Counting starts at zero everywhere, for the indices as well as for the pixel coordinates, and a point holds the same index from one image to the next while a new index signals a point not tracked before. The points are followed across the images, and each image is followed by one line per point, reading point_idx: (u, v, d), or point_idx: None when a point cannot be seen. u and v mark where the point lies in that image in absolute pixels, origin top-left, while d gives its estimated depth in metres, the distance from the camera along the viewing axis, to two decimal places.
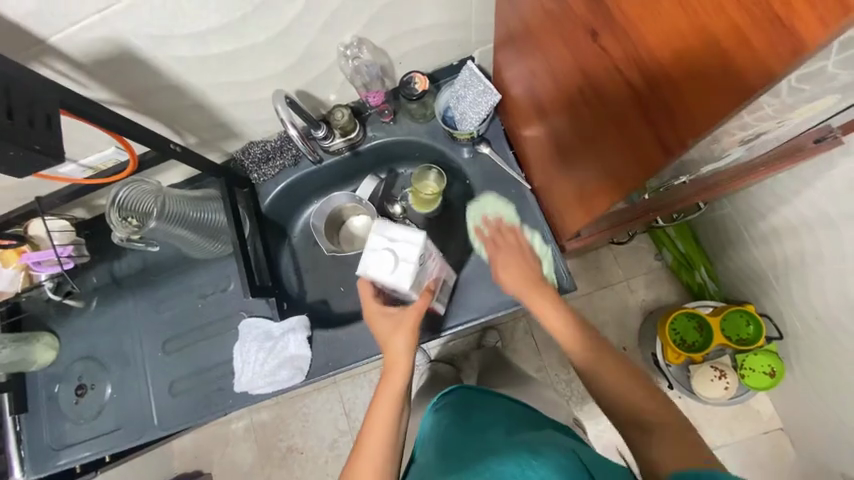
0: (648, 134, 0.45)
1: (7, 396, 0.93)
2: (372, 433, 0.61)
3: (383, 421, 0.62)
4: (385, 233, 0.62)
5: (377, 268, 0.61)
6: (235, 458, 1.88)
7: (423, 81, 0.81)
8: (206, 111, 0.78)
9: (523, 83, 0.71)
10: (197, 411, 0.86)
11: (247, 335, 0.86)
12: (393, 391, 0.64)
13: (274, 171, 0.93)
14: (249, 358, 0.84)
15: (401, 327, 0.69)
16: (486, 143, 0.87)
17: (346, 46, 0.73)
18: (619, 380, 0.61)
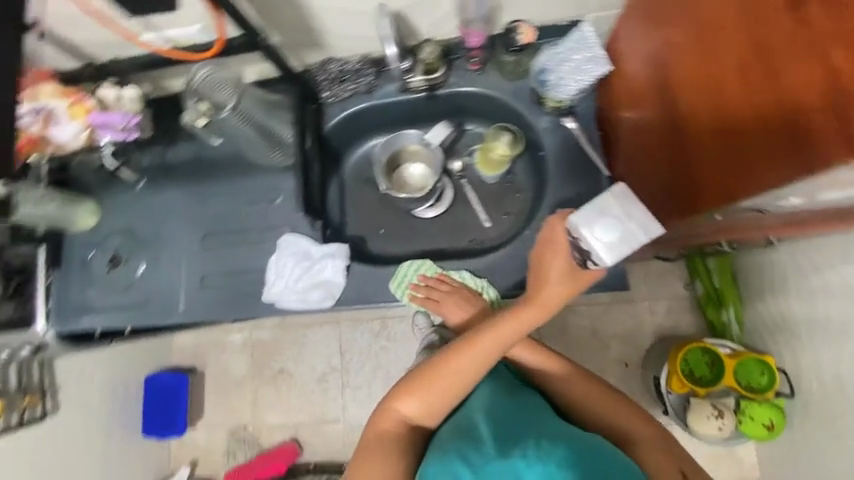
0: (833, 126, 0.41)
1: (46, 248, 0.97)
2: (458, 364, 0.70)
3: (482, 355, 0.70)
4: (625, 202, 0.58)
5: (595, 229, 0.59)
6: (229, 366, 1.96)
7: (529, 32, 0.74)
8: (299, 9, 0.74)
9: (641, 57, 0.65)
10: (222, 310, 0.88)
11: (284, 249, 0.87)
12: (509, 336, 0.70)
13: (345, 93, 0.88)
14: (283, 271, 0.86)
15: (569, 280, 0.69)
16: (573, 118, 0.80)
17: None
18: (630, 416, 0.71)
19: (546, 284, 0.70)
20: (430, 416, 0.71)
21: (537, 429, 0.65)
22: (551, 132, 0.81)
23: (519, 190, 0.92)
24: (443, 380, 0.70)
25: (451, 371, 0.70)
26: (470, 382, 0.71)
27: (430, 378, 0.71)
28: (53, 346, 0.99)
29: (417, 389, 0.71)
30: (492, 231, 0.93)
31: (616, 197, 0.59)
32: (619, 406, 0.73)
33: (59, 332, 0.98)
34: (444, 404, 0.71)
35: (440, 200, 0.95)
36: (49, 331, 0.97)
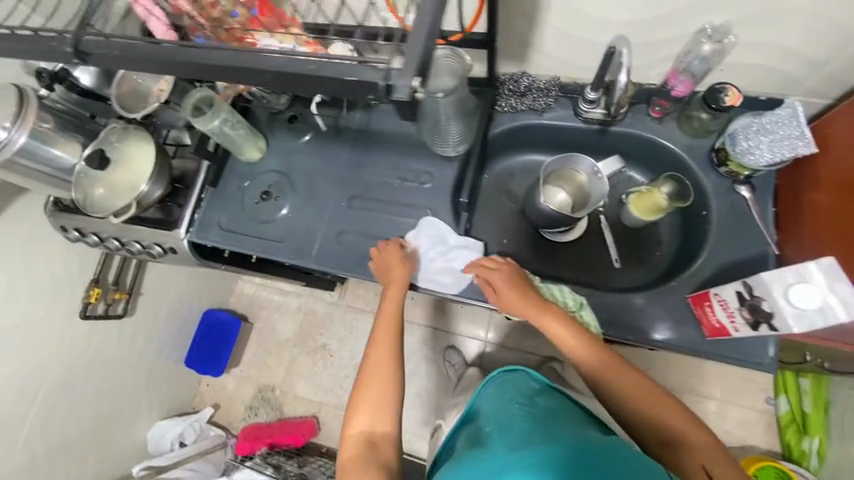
0: None
1: (210, 167, 1.05)
2: (379, 352, 0.79)
3: (385, 339, 0.80)
4: (831, 276, 0.54)
5: (792, 293, 0.55)
6: (276, 326, 2.02)
7: (735, 96, 0.75)
8: (531, 26, 0.78)
9: None
10: (348, 266, 0.94)
11: (421, 233, 0.92)
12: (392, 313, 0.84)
13: (519, 107, 0.93)
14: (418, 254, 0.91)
15: (388, 259, 0.88)
16: (749, 187, 0.80)
17: (713, 26, 0.69)
18: (683, 422, 0.66)
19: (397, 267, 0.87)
20: (384, 421, 0.74)
21: (551, 432, 0.63)
22: (720, 195, 0.81)
23: (659, 243, 0.91)
24: (370, 383, 0.77)
25: (379, 365, 0.78)
26: (393, 369, 0.78)
27: (367, 380, 0.77)
28: (182, 253, 1.07)
29: (363, 397, 0.75)
30: (619, 274, 0.92)
31: (822, 270, 0.54)
32: (645, 389, 0.69)
33: (192, 242, 1.05)
34: (392, 402, 0.75)
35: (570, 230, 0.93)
36: (185, 239, 1.04)
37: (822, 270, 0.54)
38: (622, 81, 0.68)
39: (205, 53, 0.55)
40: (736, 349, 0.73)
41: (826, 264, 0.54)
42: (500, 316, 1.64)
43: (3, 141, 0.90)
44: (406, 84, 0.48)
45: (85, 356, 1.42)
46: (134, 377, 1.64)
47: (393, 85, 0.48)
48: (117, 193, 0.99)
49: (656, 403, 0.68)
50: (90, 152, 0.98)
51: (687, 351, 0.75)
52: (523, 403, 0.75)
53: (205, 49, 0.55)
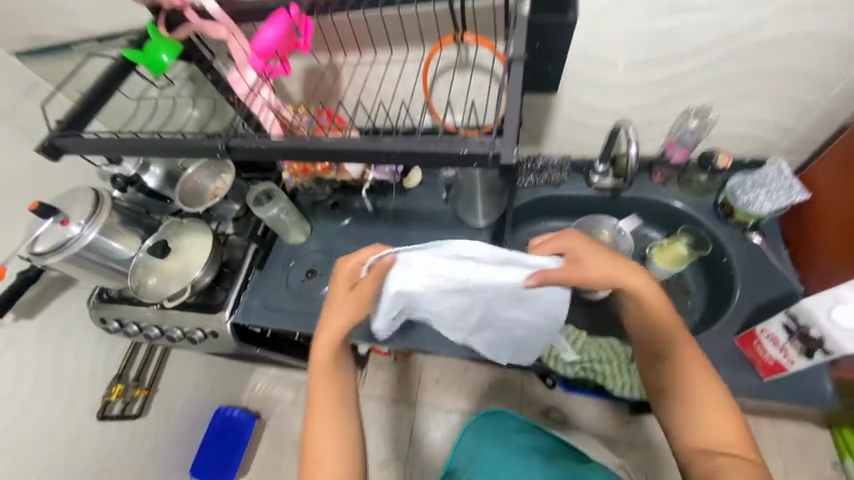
0: None
1: (257, 251, 1.13)
2: (319, 402, 0.73)
3: (327, 384, 0.72)
4: None
5: (842, 315, 0.60)
6: (292, 422, 1.87)
7: (725, 159, 0.89)
8: (546, 116, 0.94)
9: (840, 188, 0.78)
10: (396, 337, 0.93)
11: (403, 279, 0.61)
12: (324, 355, 0.70)
13: (538, 182, 1.05)
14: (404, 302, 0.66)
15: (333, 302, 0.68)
16: (759, 233, 0.89)
17: (696, 108, 0.85)
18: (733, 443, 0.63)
19: (342, 292, 0.67)
20: None
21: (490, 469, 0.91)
22: (736, 243, 0.90)
23: (690, 294, 0.96)
24: (325, 459, 0.71)
25: (323, 428, 0.72)
26: (347, 437, 0.73)
27: (318, 459, 0.71)
28: (223, 336, 1.07)
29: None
30: None
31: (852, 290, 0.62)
32: (717, 408, 0.64)
33: (235, 324, 1.06)
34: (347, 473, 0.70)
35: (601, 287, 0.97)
36: (229, 321, 1.05)
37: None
38: (634, 151, 0.81)
39: (307, 144, 0.61)
40: (795, 387, 0.73)
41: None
42: (533, 393, 1.56)
43: (74, 237, 0.97)
44: (510, 151, 0.53)
45: (91, 463, 1.29)
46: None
47: (500, 154, 0.54)
48: (169, 280, 1.07)
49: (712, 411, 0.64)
50: (152, 243, 1.08)
51: (749, 395, 0.74)
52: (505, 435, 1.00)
53: (298, 138, 0.62)
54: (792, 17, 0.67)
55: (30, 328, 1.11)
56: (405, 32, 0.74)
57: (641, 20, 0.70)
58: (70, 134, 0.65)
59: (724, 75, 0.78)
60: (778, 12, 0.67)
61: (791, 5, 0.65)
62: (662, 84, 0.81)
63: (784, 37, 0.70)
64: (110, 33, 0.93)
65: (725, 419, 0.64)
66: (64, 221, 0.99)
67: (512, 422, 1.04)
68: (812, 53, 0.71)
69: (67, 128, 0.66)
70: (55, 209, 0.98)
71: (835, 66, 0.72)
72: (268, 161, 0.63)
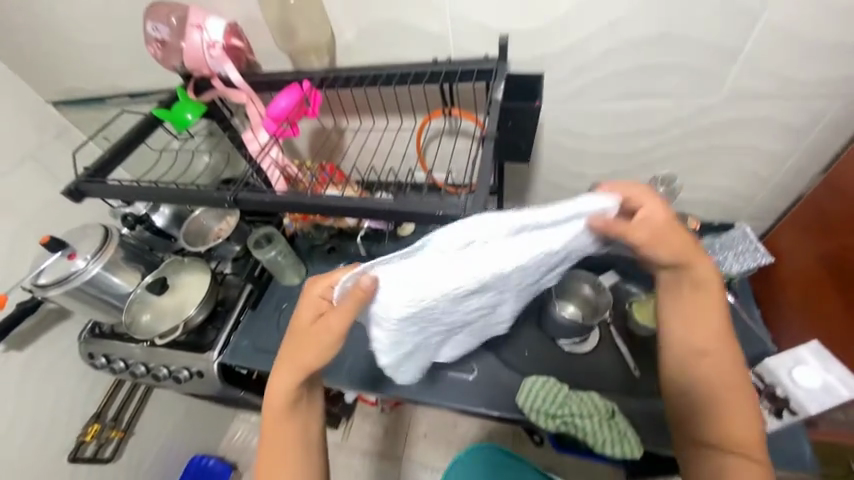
0: None
1: (252, 290, 1.17)
2: (269, 443, 0.65)
3: (283, 431, 0.64)
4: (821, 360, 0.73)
5: (799, 374, 0.72)
6: None
7: (695, 223, 0.96)
8: (529, 176, 1.02)
9: (795, 253, 0.84)
10: (381, 383, 0.95)
11: (401, 303, 0.50)
12: (282, 399, 0.63)
13: None
14: (412, 325, 0.55)
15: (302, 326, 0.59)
16: (733, 293, 0.93)
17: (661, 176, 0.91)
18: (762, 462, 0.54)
19: (307, 321, 0.58)
20: None
21: None
22: None
23: None
24: None
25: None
26: None
27: None
28: (209, 376, 1.07)
29: None
30: (643, 383, 0.94)
31: (810, 355, 0.74)
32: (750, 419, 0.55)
33: (222, 364, 1.08)
34: None
35: (584, 340, 1.00)
36: (216, 361, 1.07)
37: (811, 350, 0.74)
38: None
39: (304, 199, 0.68)
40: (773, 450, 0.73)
41: (814, 347, 0.75)
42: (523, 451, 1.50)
43: (78, 271, 1.02)
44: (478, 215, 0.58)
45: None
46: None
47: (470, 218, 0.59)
48: (163, 317, 1.09)
49: (739, 412, 0.55)
50: (151, 279, 1.11)
51: None
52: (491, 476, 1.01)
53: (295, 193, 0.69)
54: (738, 105, 0.76)
55: (19, 360, 1.11)
56: (401, 103, 0.84)
57: (605, 103, 0.80)
58: (94, 180, 0.72)
59: (686, 149, 0.86)
60: (725, 100, 0.76)
61: (735, 95, 0.74)
62: (631, 155, 0.90)
63: (734, 121, 0.79)
64: (138, 91, 1.04)
65: (751, 427, 0.55)
66: (70, 255, 1.04)
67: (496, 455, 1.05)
68: (760, 135, 0.80)
69: (91, 174, 0.73)
70: (65, 243, 1.04)
71: (783, 146, 0.80)
72: (268, 212, 0.69)
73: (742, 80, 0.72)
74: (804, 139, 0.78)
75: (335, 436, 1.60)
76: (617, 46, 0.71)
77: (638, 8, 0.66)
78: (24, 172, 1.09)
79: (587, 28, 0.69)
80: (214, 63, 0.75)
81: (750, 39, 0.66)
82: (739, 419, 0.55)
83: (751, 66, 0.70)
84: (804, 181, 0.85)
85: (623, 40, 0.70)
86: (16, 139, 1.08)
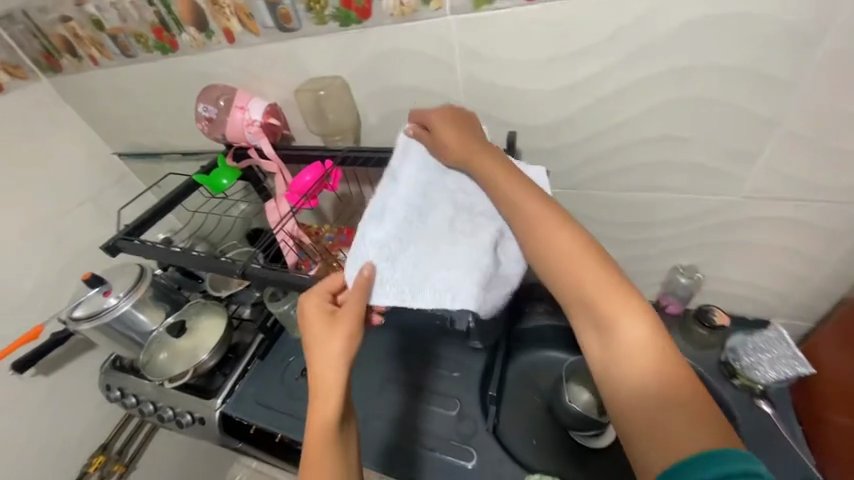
0: None
1: (262, 340, 1.20)
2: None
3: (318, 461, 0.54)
4: None
5: None
6: None
7: (722, 316, 0.90)
8: None
9: (840, 366, 0.75)
10: (394, 466, 0.88)
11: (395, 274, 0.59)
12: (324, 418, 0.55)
13: (539, 310, 1.07)
14: (424, 283, 0.59)
15: (323, 331, 0.59)
16: (768, 401, 0.85)
17: (683, 266, 0.89)
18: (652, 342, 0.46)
19: (317, 330, 0.59)
20: None
21: None
22: (743, 408, 0.85)
23: None
24: None
25: None
26: None
27: None
28: (210, 425, 1.09)
29: None
30: None
31: None
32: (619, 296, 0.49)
33: (223, 414, 1.09)
34: None
35: (597, 436, 0.92)
36: (218, 410, 1.08)
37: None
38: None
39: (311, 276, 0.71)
40: None
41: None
42: None
43: (109, 307, 1.09)
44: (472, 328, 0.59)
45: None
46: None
47: None
48: (176, 361, 1.11)
49: (603, 286, 0.50)
50: (172, 322, 1.17)
51: None
52: None
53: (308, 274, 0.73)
54: (760, 205, 0.73)
55: (47, 384, 1.18)
56: None
57: (616, 191, 0.81)
58: (130, 239, 0.81)
59: (709, 242, 0.83)
60: (743, 200, 0.73)
61: (756, 196, 0.72)
62: (649, 243, 0.88)
63: (756, 220, 0.76)
64: (190, 151, 1.17)
65: (620, 296, 0.49)
66: (105, 292, 1.12)
67: None
68: (788, 235, 0.75)
69: (129, 232, 0.82)
70: (103, 281, 1.13)
71: (814, 249, 0.75)
72: (275, 281, 0.73)
73: (760, 182, 0.70)
74: (837, 245, 0.73)
75: None
76: (631, 142, 0.73)
77: (643, 112, 0.68)
78: (83, 214, 1.24)
79: (594, 126, 0.73)
80: (251, 138, 0.85)
81: (763, 146, 0.66)
82: (612, 306, 0.48)
83: (770, 170, 0.68)
84: (845, 284, 0.78)
85: (635, 138, 0.72)
86: (82, 185, 1.23)
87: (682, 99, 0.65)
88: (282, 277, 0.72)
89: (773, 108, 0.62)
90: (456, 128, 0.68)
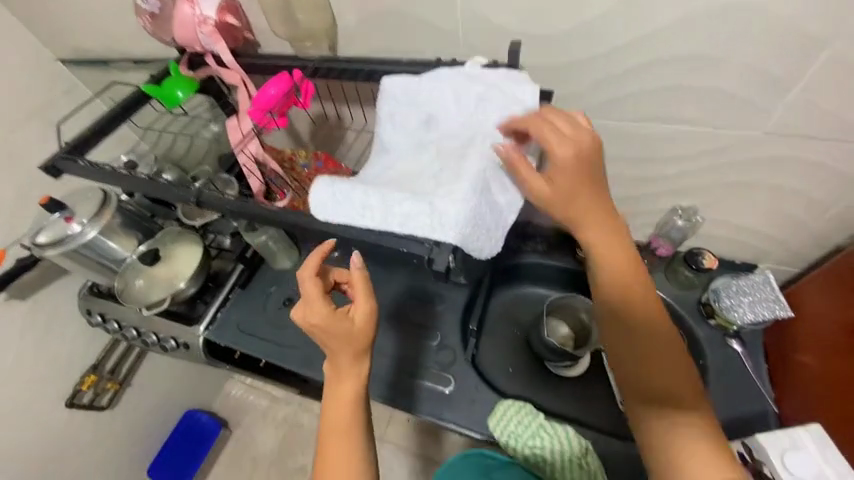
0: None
1: (243, 270, 1.17)
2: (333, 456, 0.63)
3: (342, 440, 0.63)
4: (822, 446, 0.60)
5: (795, 463, 0.59)
6: (255, 437, 1.68)
7: (711, 259, 0.88)
8: None
9: (820, 312, 0.75)
10: (397, 399, 0.89)
11: (348, 194, 0.60)
12: (346, 406, 0.63)
13: (534, 248, 1.04)
14: (375, 212, 0.59)
15: (338, 330, 0.61)
16: (739, 341, 0.87)
17: (682, 208, 0.86)
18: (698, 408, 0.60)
19: (330, 329, 0.61)
20: None
21: None
22: (715, 346, 0.88)
23: None
24: None
25: None
26: None
27: None
28: (194, 350, 1.10)
29: None
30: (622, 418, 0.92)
31: (810, 435, 0.61)
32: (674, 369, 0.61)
33: (206, 340, 1.09)
34: None
35: (573, 365, 0.96)
36: (202, 336, 1.09)
37: (813, 436, 0.61)
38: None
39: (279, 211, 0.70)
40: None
41: (814, 430, 0.62)
42: None
43: (74, 234, 1.03)
44: (441, 261, 0.57)
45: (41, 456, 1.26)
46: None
47: (434, 260, 0.58)
48: (153, 287, 1.08)
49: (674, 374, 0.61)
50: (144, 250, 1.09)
51: None
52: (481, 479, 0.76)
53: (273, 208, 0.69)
54: (777, 142, 0.67)
55: (24, 308, 1.15)
56: None
57: (626, 122, 0.73)
58: (71, 159, 0.74)
59: (715, 182, 0.78)
60: (762, 135, 0.67)
61: (775, 132, 0.66)
62: (650, 181, 0.83)
63: (771, 158, 0.70)
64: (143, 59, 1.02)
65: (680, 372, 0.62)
66: (68, 219, 1.04)
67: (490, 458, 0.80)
68: (800, 177, 0.71)
69: (69, 150, 0.75)
70: (63, 205, 1.04)
71: (823, 194, 0.71)
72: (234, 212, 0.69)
73: (787, 117, 0.64)
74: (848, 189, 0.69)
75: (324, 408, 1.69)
76: (650, 62, 0.64)
77: (671, 24, 0.58)
78: (32, 129, 1.10)
79: (610, 43, 0.63)
80: (205, 40, 0.71)
81: (802, 72, 0.58)
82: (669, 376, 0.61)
83: (802, 102, 0.61)
84: (844, 231, 0.75)
85: (655, 57, 0.63)
86: (24, 96, 1.07)
87: (718, 9, 0.55)
88: (243, 210, 0.67)
89: (828, 25, 0.53)
90: (585, 166, 0.56)
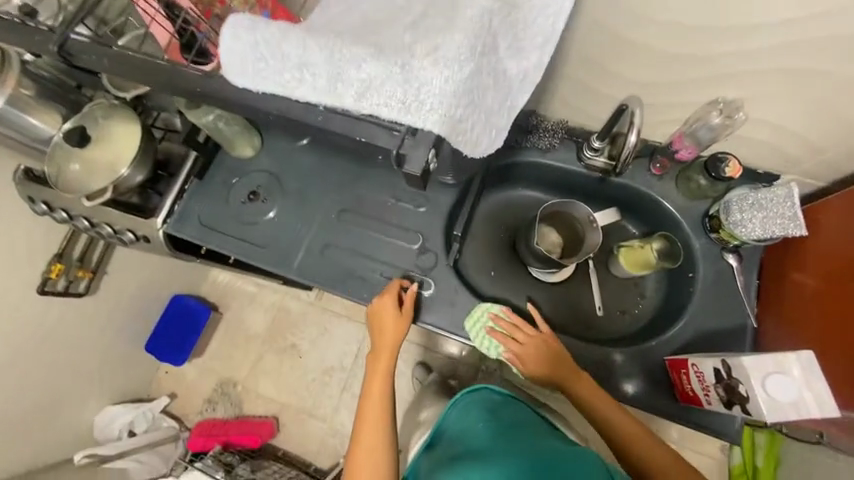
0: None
1: (196, 157, 1.00)
2: (369, 407, 0.75)
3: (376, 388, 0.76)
4: (807, 368, 0.59)
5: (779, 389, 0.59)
6: (244, 319, 1.72)
7: (735, 167, 0.76)
8: (556, 65, 0.76)
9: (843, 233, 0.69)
10: None
11: (277, 45, 0.48)
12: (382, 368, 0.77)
13: (541, 145, 0.88)
14: (323, 73, 0.47)
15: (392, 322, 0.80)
16: (736, 256, 0.82)
17: (725, 100, 0.71)
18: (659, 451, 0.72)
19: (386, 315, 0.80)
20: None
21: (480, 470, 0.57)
22: (711, 260, 0.83)
23: (640, 297, 0.92)
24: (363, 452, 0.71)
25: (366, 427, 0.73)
26: (390, 429, 0.74)
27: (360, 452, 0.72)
28: (156, 243, 1.01)
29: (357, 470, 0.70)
30: (602, 324, 0.92)
31: (799, 362, 0.59)
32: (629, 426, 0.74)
33: (167, 234, 0.99)
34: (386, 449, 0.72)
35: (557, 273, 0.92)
36: (162, 230, 0.98)
37: (802, 363, 0.59)
38: (631, 141, 0.69)
39: (215, 83, 0.57)
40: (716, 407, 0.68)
41: (805, 357, 0.59)
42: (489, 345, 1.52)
43: None
44: (415, 160, 0.51)
45: (22, 340, 1.16)
46: (80, 373, 1.37)
47: (405, 158, 0.51)
48: (90, 173, 0.90)
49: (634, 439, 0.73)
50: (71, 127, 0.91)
51: (656, 411, 0.78)
52: (487, 421, 0.68)
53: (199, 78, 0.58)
54: None
55: None
56: None
57: None
58: None
59: (773, 67, 0.63)
60: None
61: None
62: (696, 60, 0.66)
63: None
64: None
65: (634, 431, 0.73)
66: None
67: (494, 394, 0.74)
68: None
69: None
70: None
71: None
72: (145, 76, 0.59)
73: None
74: None
75: (309, 297, 1.71)
76: None
77: None
78: None
79: None
80: None
81: None
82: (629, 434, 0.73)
83: None
84: None
85: None
86: None
87: None
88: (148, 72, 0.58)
89: None
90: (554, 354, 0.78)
